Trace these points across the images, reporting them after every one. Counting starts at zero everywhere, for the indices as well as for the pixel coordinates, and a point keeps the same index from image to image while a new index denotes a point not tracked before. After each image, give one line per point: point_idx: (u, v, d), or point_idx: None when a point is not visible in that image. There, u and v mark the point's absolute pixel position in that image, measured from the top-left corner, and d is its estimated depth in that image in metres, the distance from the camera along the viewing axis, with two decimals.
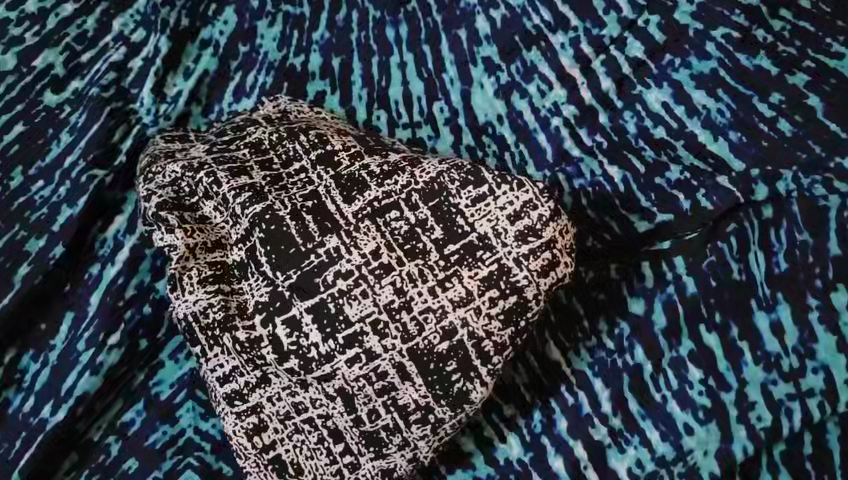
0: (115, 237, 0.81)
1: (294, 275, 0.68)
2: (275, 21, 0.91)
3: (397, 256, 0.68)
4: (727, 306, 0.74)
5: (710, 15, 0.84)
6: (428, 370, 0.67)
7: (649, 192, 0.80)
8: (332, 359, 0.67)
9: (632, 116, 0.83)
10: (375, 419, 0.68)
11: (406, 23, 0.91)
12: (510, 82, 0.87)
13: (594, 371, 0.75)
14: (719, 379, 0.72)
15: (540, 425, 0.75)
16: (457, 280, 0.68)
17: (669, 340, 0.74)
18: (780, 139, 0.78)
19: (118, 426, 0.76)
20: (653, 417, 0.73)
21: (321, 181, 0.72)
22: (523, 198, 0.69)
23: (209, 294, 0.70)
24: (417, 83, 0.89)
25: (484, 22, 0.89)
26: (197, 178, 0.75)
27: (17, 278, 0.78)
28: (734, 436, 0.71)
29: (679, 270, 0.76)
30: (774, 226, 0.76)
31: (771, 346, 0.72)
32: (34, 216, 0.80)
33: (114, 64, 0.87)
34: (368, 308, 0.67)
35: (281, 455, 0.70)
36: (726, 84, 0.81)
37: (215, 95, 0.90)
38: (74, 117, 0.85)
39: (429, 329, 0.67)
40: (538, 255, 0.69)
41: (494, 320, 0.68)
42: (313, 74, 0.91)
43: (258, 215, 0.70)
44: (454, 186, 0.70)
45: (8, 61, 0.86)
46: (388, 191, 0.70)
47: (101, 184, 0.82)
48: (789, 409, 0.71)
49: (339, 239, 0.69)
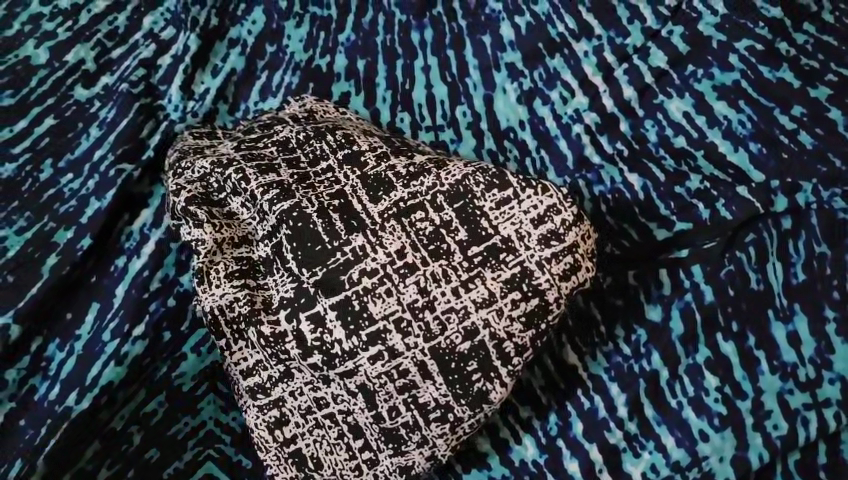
0: (141, 230, 0.83)
1: (320, 271, 0.69)
2: (303, 22, 0.94)
3: (421, 256, 0.69)
4: (744, 315, 0.75)
5: (734, 27, 0.86)
6: (449, 369, 0.68)
7: (668, 199, 0.81)
8: (355, 355, 0.68)
9: (653, 124, 0.85)
10: (395, 416, 0.69)
11: (432, 28, 0.94)
12: (532, 88, 0.89)
13: (610, 376, 0.76)
14: (735, 388, 0.73)
15: (556, 427, 0.75)
16: (480, 281, 0.69)
17: (685, 347, 0.75)
18: (799, 151, 0.79)
19: (140, 416, 0.76)
20: (668, 422, 0.73)
21: (347, 181, 0.74)
22: (547, 202, 0.71)
23: (235, 288, 0.71)
24: (440, 87, 0.91)
25: (508, 29, 0.92)
26: (227, 174, 0.76)
27: (44, 269, 0.78)
28: (749, 444, 0.71)
29: (696, 278, 0.77)
30: (792, 237, 0.77)
31: (788, 355, 0.73)
32: (62, 208, 0.82)
33: (144, 61, 0.90)
34: (392, 306, 0.68)
35: (301, 449, 0.71)
36: (748, 96, 0.83)
37: (242, 94, 0.91)
38: (104, 112, 0.87)
39: (451, 329, 0.68)
40: (560, 259, 0.69)
41: (515, 322, 0.69)
42: (338, 75, 0.92)
43: (285, 212, 0.71)
44: (479, 189, 0.71)
45: (41, 55, 0.89)
46: (414, 192, 0.72)
47: (129, 177, 0.83)
48: (805, 418, 0.71)
49: (365, 238, 0.70)
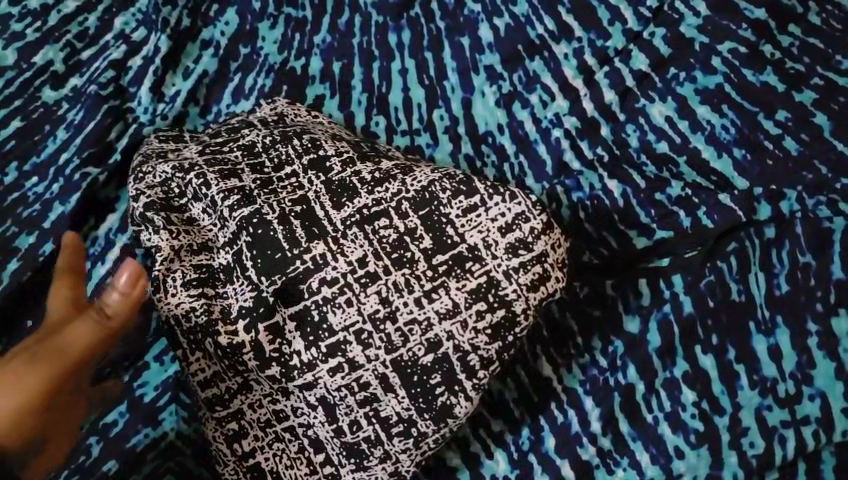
0: (107, 235, 0.81)
1: (279, 280, 0.66)
2: (277, 23, 0.91)
3: (383, 265, 0.67)
4: (724, 328, 0.72)
5: (716, 29, 0.83)
6: (412, 382, 0.66)
7: (648, 207, 0.78)
8: (314, 367, 0.66)
9: (635, 129, 0.82)
10: (357, 430, 0.67)
11: (409, 29, 0.91)
12: (512, 91, 0.86)
13: (585, 389, 0.73)
14: (713, 403, 0.70)
15: (528, 442, 0.73)
16: (444, 291, 0.66)
17: (662, 360, 0.72)
18: (785, 158, 0.77)
19: (99, 427, 0.73)
20: (643, 438, 0.71)
21: (311, 186, 0.72)
22: (515, 210, 0.68)
23: (192, 298, 0.67)
24: (418, 90, 0.88)
25: (487, 30, 0.89)
26: (188, 179, 0.74)
27: (5, 274, 0.78)
28: (724, 463, 0.69)
29: (676, 288, 0.74)
30: (776, 246, 0.74)
31: (768, 369, 0.70)
32: (26, 211, 0.81)
33: (114, 62, 0.88)
34: (352, 317, 0.66)
35: (260, 463, 0.68)
36: (732, 100, 0.80)
37: (214, 95, 0.89)
38: (72, 114, 0.85)
39: (414, 341, 0.66)
40: (528, 269, 0.67)
41: (480, 334, 0.66)
42: (313, 77, 0.90)
43: (245, 219, 0.69)
44: (445, 196, 0.69)
45: (8, 56, 0.87)
46: (378, 199, 0.69)
47: (95, 182, 0.82)
48: (782, 436, 0.69)
49: (326, 245, 0.67)
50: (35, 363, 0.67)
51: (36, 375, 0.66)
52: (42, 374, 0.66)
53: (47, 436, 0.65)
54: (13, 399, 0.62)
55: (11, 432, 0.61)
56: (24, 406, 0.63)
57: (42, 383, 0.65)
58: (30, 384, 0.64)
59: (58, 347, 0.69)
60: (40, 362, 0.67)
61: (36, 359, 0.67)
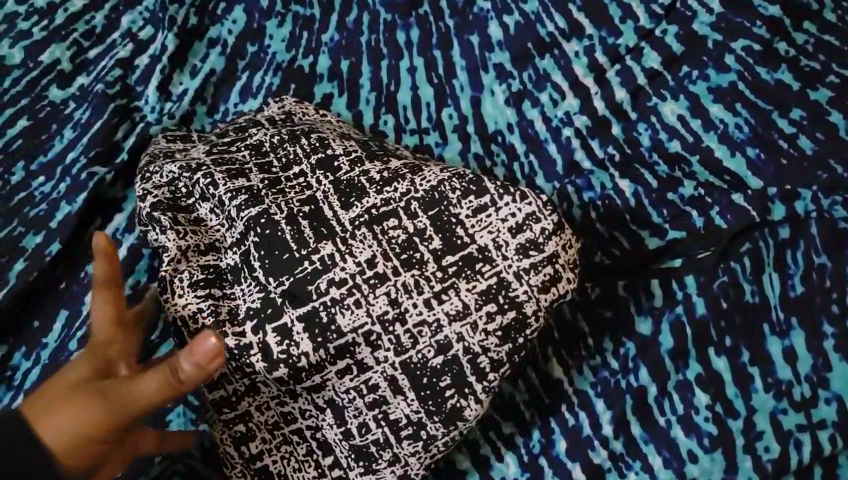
0: (114, 234, 0.80)
1: (286, 281, 0.65)
2: (285, 22, 0.91)
3: (393, 266, 0.66)
4: (738, 329, 0.71)
5: (730, 26, 0.82)
6: (421, 384, 0.65)
7: (661, 206, 0.77)
8: (322, 369, 0.65)
9: (647, 128, 0.81)
10: (365, 433, 0.66)
11: (418, 27, 0.90)
12: (521, 90, 0.85)
13: (596, 391, 0.72)
14: (727, 406, 0.69)
15: (539, 445, 0.72)
16: (454, 293, 0.66)
17: (675, 362, 0.71)
18: (799, 157, 0.76)
19: None
20: (655, 441, 0.70)
21: (319, 186, 0.71)
22: (525, 210, 0.67)
23: (199, 299, 0.67)
24: (426, 88, 0.88)
25: (496, 28, 0.88)
26: (195, 179, 0.73)
27: (11, 275, 0.76)
28: (739, 467, 0.67)
29: (689, 289, 0.73)
30: (790, 247, 0.73)
31: (783, 372, 0.69)
32: (32, 211, 0.80)
33: (120, 60, 0.87)
34: (361, 318, 0.64)
35: (268, 466, 0.68)
36: (745, 99, 0.79)
37: (221, 94, 0.88)
38: (79, 114, 0.85)
39: (424, 343, 0.65)
40: (539, 270, 0.66)
41: (491, 336, 0.65)
42: (321, 76, 0.89)
43: (252, 219, 0.68)
44: (455, 196, 0.68)
45: (15, 55, 0.88)
46: (387, 199, 0.69)
47: (102, 181, 0.81)
48: (798, 440, 0.67)
49: (334, 246, 0.66)
50: (91, 401, 0.55)
51: (111, 403, 0.56)
52: (105, 404, 0.55)
53: (110, 452, 0.59)
54: (72, 426, 0.54)
55: (75, 452, 0.54)
56: (78, 435, 0.54)
57: (113, 410, 0.56)
58: (92, 408, 0.55)
59: (90, 387, 0.57)
60: (65, 398, 0.55)
61: (96, 396, 0.56)
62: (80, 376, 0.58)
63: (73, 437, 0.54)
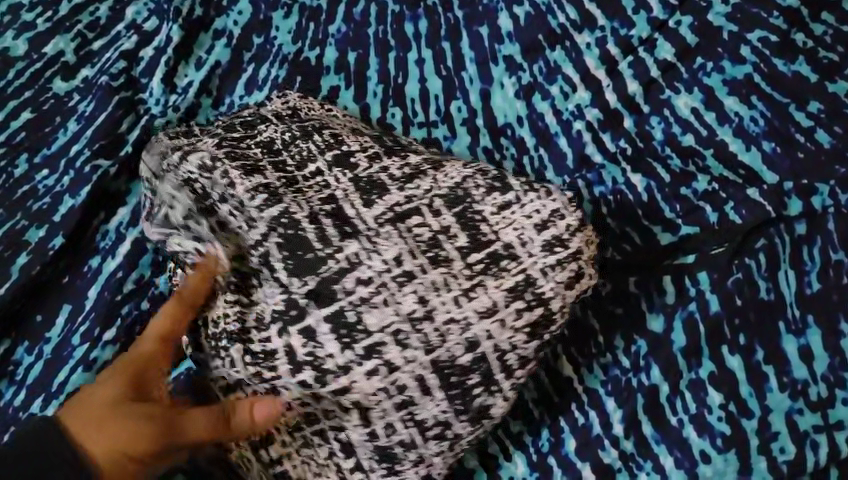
0: (118, 228, 0.79)
1: (311, 281, 0.63)
2: (292, 13, 0.90)
3: (420, 263, 0.65)
4: (751, 327, 0.69)
5: (746, 17, 0.81)
6: (450, 383, 0.63)
7: (674, 202, 0.76)
8: (349, 371, 0.61)
9: (660, 121, 0.79)
10: (391, 434, 0.63)
11: (427, 19, 0.89)
12: (531, 82, 0.84)
13: (607, 390, 0.70)
14: (740, 405, 0.67)
15: (548, 444, 0.70)
16: (483, 290, 0.64)
17: (687, 360, 0.70)
18: (817, 151, 0.75)
19: None
20: (667, 441, 0.68)
21: (338, 184, 0.70)
22: (550, 206, 0.68)
23: (225, 303, 0.65)
24: (435, 80, 0.86)
25: (507, 19, 0.87)
26: (211, 179, 0.70)
27: (14, 268, 0.76)
28: (753, 468, 0.66)
29: (702, 285, 0.72)
30: (807, 243, 0.72)
31: (798, 371, 0.68)
32: (35, 205, 0.79)
33: (125, 52, 0.86)
34: (389, 316, 0.62)
35: (288, 470, 0.66)
36: (761, 91, 0.78)
37: (226, 87, 0.87)
38: (83, 106, 0.84)
39: (452, 341, 0.63)
40: (566, 267, 0.66)
41: (519, 333, 0.64)
42: (327, 68, 0.88)
43: (274, 219, 0.66)
44: (479, 192, 0.69)
45: (19, 46, 0.87)
46: (410, 195, 0.69)
47: (105, 174, 0.80)
48: (814, 442, 0.66)
49: (360, 243, 0.65)
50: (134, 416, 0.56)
51: (154, 423, 0.57)
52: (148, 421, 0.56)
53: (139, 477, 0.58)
54: (113, 438, 0.54)
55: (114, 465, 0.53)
56: (119, 447, 0.54)
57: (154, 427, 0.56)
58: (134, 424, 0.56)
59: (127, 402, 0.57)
60: (107, 410, 0.56)
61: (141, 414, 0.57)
62: (118, 388, 0.58)
63: (110, 450, 0.53)
